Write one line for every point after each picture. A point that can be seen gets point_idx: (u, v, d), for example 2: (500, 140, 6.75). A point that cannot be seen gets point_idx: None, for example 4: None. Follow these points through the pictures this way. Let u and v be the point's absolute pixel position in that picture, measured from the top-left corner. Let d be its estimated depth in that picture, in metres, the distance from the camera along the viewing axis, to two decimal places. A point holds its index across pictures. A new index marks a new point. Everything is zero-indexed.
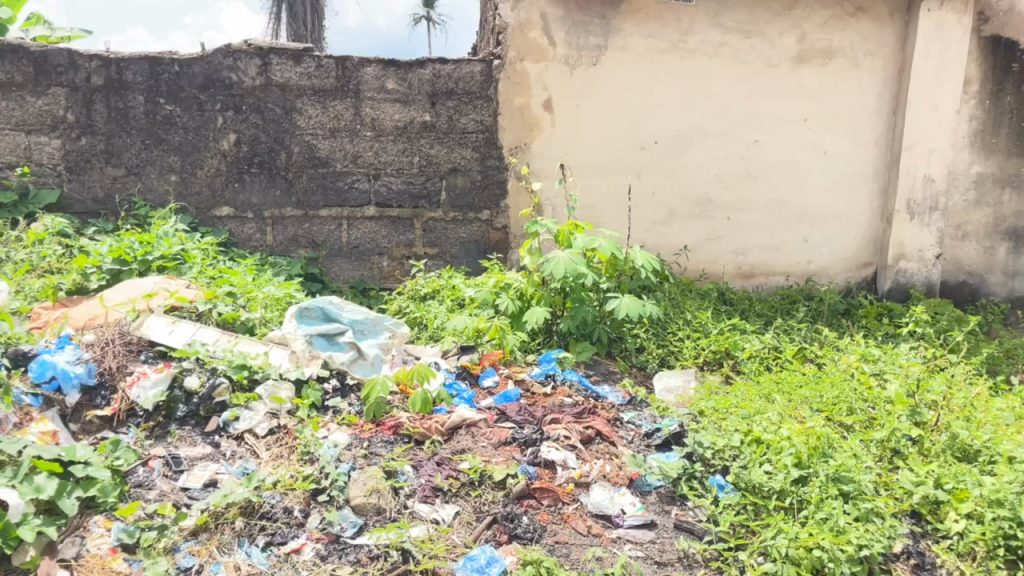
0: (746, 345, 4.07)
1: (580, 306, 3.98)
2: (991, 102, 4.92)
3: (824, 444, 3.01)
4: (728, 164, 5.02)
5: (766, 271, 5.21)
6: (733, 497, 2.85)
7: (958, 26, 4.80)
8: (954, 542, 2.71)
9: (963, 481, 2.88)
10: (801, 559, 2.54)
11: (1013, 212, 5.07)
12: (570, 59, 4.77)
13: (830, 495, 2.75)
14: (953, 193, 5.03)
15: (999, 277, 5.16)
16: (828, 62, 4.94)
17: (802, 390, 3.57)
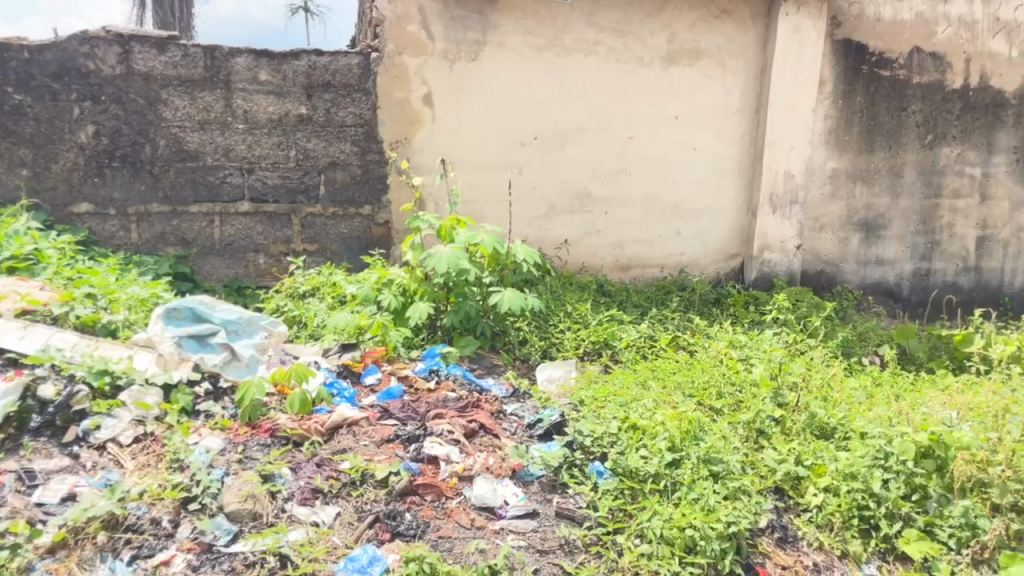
0: (623, 335, 4.20)
1: (463, 301, 4.00)
2: (843, 102, 5.27)
3: (695, 427, 3.17)
4: (605, 160, 5.16)
5: (642, 263, 5.38)
6: (612, 482, 2.94)
7: (813, 30, 5.10)
8: (813, 515, 2.92)
9: (820, 457, 3.09)
10: (675, 538, 2.67)
11: (864, 205, 5.45)
12: (449, 54, 4.76)
13: (702, 476, 2.90)
14: (811, 187, 5.35)
15: (853, 265, 5.53)
16: (696, 62, 5.15)
17: (675, 376, 3.73)
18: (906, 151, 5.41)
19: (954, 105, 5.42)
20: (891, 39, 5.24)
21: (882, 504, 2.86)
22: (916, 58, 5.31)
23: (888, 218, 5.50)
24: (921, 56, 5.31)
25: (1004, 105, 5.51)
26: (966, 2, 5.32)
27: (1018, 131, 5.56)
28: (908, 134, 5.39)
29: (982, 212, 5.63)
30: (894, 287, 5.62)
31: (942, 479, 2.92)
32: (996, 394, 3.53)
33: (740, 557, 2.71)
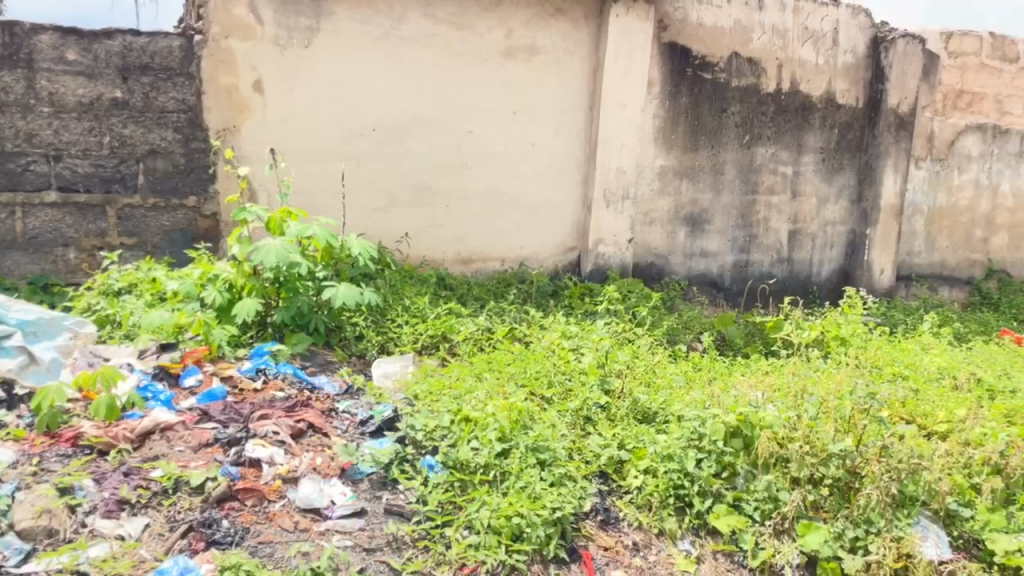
0: (461, 328, 4.21)
1: (295, 296, 3.85)
2: (669, 102, 5.55)
3: (525, 417, 3.24)
4: (444, 153, 5.14)
5: (483, 257, 5.40)
6: (442, 475, 2.92)
7: (641, 32, 5.33)
8: (633, 496, 3.10)
9: (641, 440, 3.28)
10: (502, 528, 2.71)
11: (690, 201, 5.77)
12: (280, 39, 4.60)
13: (529, 464, 2.97)
14: (642, 183, 5.60)
15: (680, 258, 5.84)
16: (532, 59, 5.24)
17: (509, 368, 3.80)
18: (726, 150, 5.78)
19: (768, 107, 5.84)
20: (712, 44, 5.57)
21: (695, 483, 3.08)
22: (735, 63, 5.67)
23: (711, 213, 5.85)
24: (739, 61, 5.67)
25: (812, 109, 5.99)
26: (778, 12, 5.73)
27: (823, 133, 6.07)
28: (728, 134, 5.75)
29: (793, 208, 6.10)
30: (717, 278, 5.98)
31: (749, 456, 3.15)
32: (795, 376, 3.82)
33: (565, 541, 2.83)
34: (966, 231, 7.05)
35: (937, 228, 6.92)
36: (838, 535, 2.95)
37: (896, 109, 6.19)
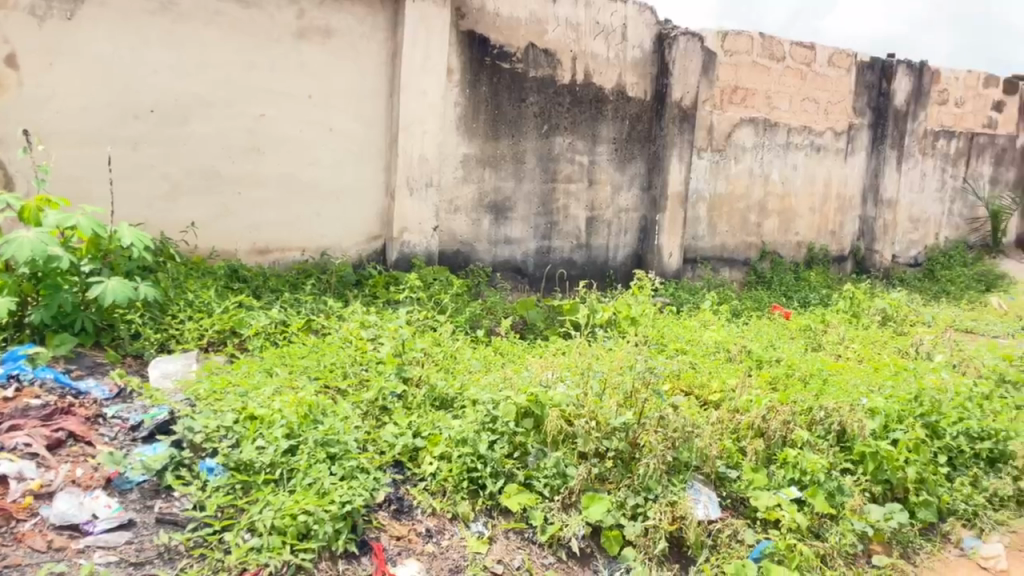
0: (252, 322, 4.02)
1: (56, 292, 3.49)
2: (469, 90, 5.61)
3: (315, 411, 3.14)
4: (234, 137, 4.86)
5: (281, 247, 5.16)
6: (222, 478, 2.76)
7: (439, 19, 5.34)
8: (428, 483, 3.13)
9: (436, 427, 3.31)
10: (287, 527, 2.60)
11: (493, 188, 5.86)
12: (37, 10, 4.18)
13: (318, 460, 2.87)
14: (445, 171, 5.61)
15: (485, 245, 5.92)
16: (327, 41, 5.08)
17: (302, 360, 3.67)
18: (526, 139, 5.93)
19: (564, 98, 6.06)
20: (509, 34, 5.68)
21: (488, 465, 3.16)
22: (531, 54, 5.83)
23: (513, 201, 5.98)
24: (535, 52, 5.83)
25: (604, 101, 6.30)
26: (571, 6, 5.94)
27: (615, 124, 6.41)
28: (527, 123, 5.91)
29: (590, 196, 6.39)
30: (521, 264, 6.13)
31: (539, 435, 3.33)
32: (581, 357, 4.34)
33: (356, 535, 2.78)
34: (743, 217, 7.73)
35: (719, 214, 7.53)
36: (620, 504, 3.24)
37: (680, 103, 6.66)
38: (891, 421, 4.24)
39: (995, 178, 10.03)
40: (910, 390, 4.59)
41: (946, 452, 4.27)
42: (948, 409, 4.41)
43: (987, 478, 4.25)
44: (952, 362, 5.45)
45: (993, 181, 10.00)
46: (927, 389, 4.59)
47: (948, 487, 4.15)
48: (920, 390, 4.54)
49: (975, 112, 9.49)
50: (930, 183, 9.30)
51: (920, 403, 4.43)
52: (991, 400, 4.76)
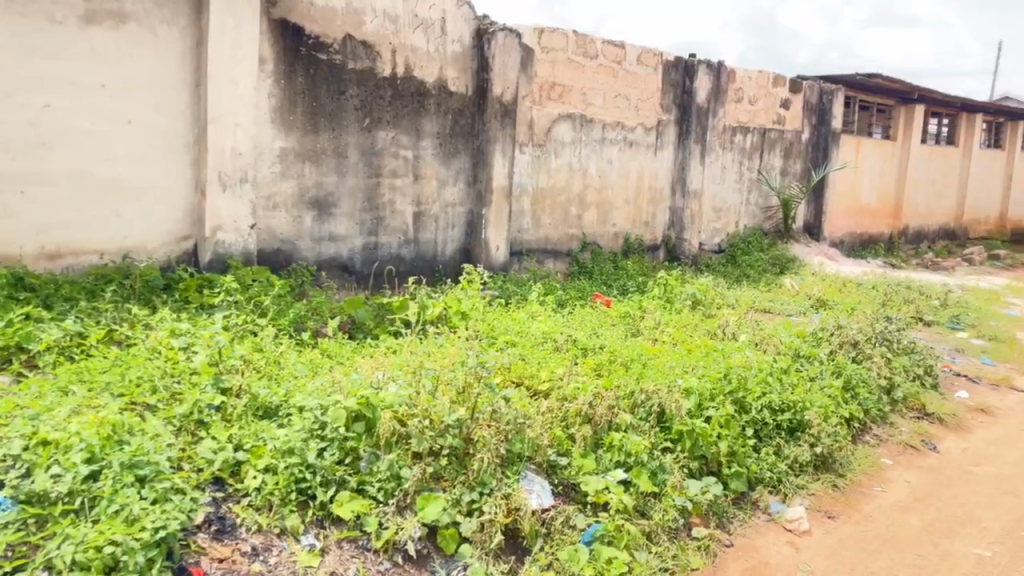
0: (42, 336, 3.64)
1: None
2: (284, 82, 5.38)
3: (119, 431, 2.86)
4: (12, 130, 4.37)
5: (75, 250, 4.68)
6: (12, 514, 2.49)
7: (248, 6, 5.06)
8: (252, 498, 2.96)
9: (259, 438, 3.15)
10: (91, 561, 2.35)
11: (314, 183, 5.65)
12: None
13: (125, 484, 2.61)
14: (261, 166, 5.34)
15: (308, 243, 5.69)
16: (120, 26, 4.68)
17: (103, 376, 3.36)
18: (347, 132, 5.77)
19: (385, 92, 5.96)
20: (325, 24, 5.50)
21: (317, 474, 3.08)
22: (349, 46, 5.67)
23: (336, 196, 5.80)
24: (353, 43, 5.68)
25: (426, 94, 6.25)
26: None
27: (438, 118, 6.39)
28: (347, 117, 5.75)
29: (415, 190, 6.33)
30: (347, 261, 5.96)
31: (370, 438, 3.25)
32: (412, 355, 4.31)
33: (172, 562, 2.58)
34: (564, 209, 7.97)
35: (542, 207, 7.72)
36: (456, 501, 3.23)
37: (501, 98, 6.75)
38: (704, 399, 4.57)
39: (785, 169, 11.01)
40: (720, 368, 4.97)
41: (753, 425, 4.64)
42: (753, 384, 4.82)
43: (788, 447, 4.68)
44: (754, 341, 5.92)
45: (783, 172, 10.98)
46: (734, 367, 5.00)
47: (756, 457, 4.50)
48: (728, 369, 4.93)
49: (766, 109, 10.36)
50: (730, 174, 10.05)
51: (729, 380, 4.80)
52: (788, 374, 5.22)
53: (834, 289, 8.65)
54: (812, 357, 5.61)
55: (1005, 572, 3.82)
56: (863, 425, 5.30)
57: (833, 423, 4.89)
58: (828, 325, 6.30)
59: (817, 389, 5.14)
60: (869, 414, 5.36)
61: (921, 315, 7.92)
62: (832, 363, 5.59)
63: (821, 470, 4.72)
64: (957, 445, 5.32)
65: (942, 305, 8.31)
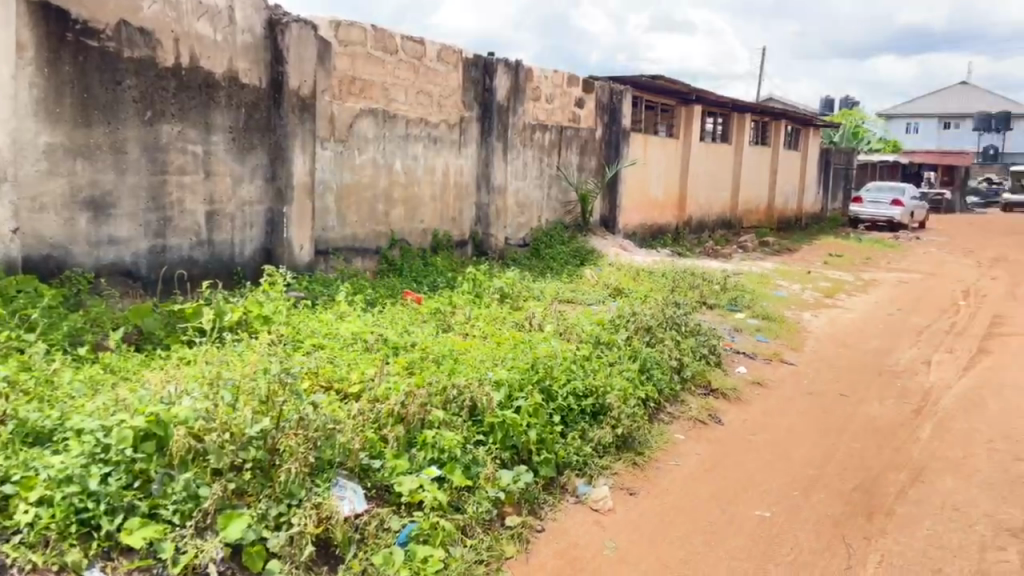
0: None
1: None
2: (49, 70, 4.85)
3: None
4: None
5: None
6: None
7: None
8: (24, 535, 2.77)
9: (31, 467, 2.93)
10: None
11: (88, 182, 5.14)
12: None
13: None
14: (23, 164, 4.79)
15: (84, 247, 5.16)
16: None
17: None
18: (125, 126, 5.31)
19: (168, 83, 5.54)
20: (95, 8, 5.02)
21: (100, 502, 2.90)
22: (124, 32, 5.22)
23: (115, 196, 5.31)
24: (129, 30, 5.23)
25: (215, 86, 5.90)
26: None
27: (230, 112, 6.04)
28: (125, 109, 5.29)
29: (207, 188, 5.95)
30: (132, 266, 5.48)
31: (162, 458, 3.11)
32: (208, 364, 4.06)
33: None
34: (369, 206, 7.82)
35: (346, 204, 7.53)
36: (262, 517, 3.15)
37: (297, 91, 6.52)
38: (514, 390, 4.71)
39: (582, 166, 11.53)
40: (527, 359, 5.14)
41: (560, 411, 4.85)
42: (557, 372, 5.05)
43: (593, 430, 4.92)
44: (559, 331, 6.16)
45: (580, 168, 11.49)
46: (540, 357, 5.19)
47: (564, 442, 4.69)
48: (535, 359, 5.11)
49: (562, 107, 10.78)
50: (531, 170, 10.37)
51: (536, 370, 4.98)
52: (590, 361, 5.50)
53: (629, 278, 9.19)
54: (611, 343, 5.94)
55: (781, 528, 4.26)
56: (659, 405, 5.67)
57: (632, 405, 5.21)
58: (624, 312, 6.70)
59: (617, 373, 5.46)
60: (664, 394, 5.76)
61: (705, 299, 8.63)
62: (629, 348, 5.95)
63: (622, 449, 5.00)
64: (739, 417, 5.85)
65: (723, 289, 9.10)
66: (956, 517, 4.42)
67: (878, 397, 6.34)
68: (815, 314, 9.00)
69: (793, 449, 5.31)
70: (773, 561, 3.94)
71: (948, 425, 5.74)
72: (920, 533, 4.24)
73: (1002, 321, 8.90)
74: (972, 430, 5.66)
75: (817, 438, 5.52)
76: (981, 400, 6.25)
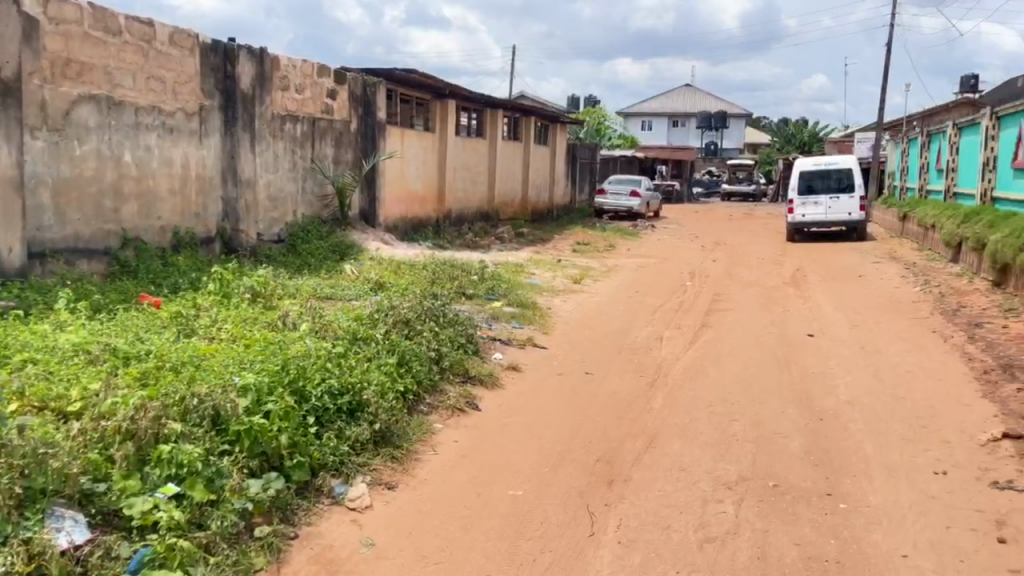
0: None
1: None
2: None
3: None
4: None
5: None
6: None
7: None
8: None
9: None
10: None
11: None
12: None
13: None
14: None
15: None
16: None
17: None
18: None
19: None
20: None
21: None
22: None
23: None
24: None
25: None
26: None
27: None
28: None
29: None
30: None
31: None
32: None
33: None
34: (95, 202, 7.08)
35: (66, 201, 6.77)
36: None
37: None
38: (263, 394, 4.48)
39: (337, 159, 11.27)
40: (278, 361, 4.92)
41: (314, 412, 4.70)
42: (312, 372, 4.88)
43: (349, 428, 4.81)
44: (314, 328, 5.97)
45: (336, 161, 11.23)
46: (292, 357, 5.00)
47: (318, 444, 4.53)
48: (287, 360, 4.91)
49: (313, 98, 10.47)
50: (282, 163, 9.96)
51: (287, 371, 4.79)
52: (346, 358, 5.38)
53: (389, 272, 9.16)
54: (368, 339, 5.87)
55: (532, 505, 4.46)
56: (418, 397, 5.68)
57: (389, 399, 5.16)
58: (382, 307, 6.65)
59: (375, 369, 5.39)
60: (422, 385, 5.78)
61: (463, 290, 8.83)
62: (387, 343, 5.91)
63: (381, 444, 4.93)
64: (495, 402, 6.05)
65: (480, 280, 9.36)
66: (682, 476, 4.90)
67: (619, 373, 6.87)
68: (565, 300, 9.56)
69: (544, 428, 5.59)
70: (523, 537, 4.12)
71: (677, 394, 6.35)
72: (652, 495, 4.65)
73: (721, 298, 10.03)
74: (696, 397, 6.31)
75: (565, 415, 5.85)
76: (704, 370, 6.99)
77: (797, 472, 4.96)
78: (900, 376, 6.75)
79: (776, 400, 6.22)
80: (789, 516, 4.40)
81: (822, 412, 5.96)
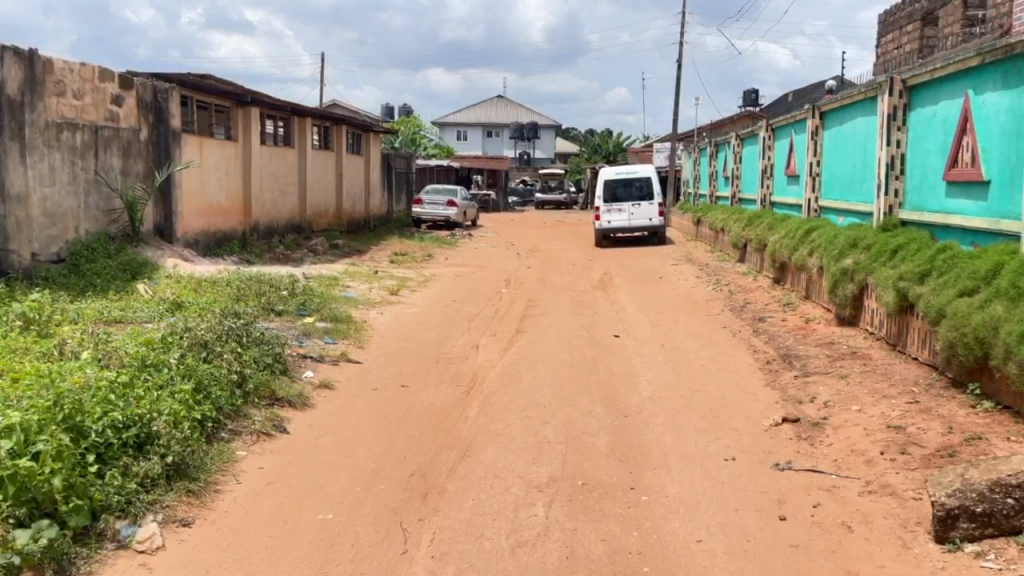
0: None
1: None
2: None
3: None
4: None
5: None
6: None
7: None
8: None
9: None
10: None
11: None
12: None
13: None
14: None
15: None
16: None
17: None
18: None
19: None
20: None
21: None
22: None
23: None
24: None
25: None
26: None
27: None
28: None
29: None
30: None
31: None
32: None
33: None
34: None
35: None
36: None
37: None
38: (31, 434, 4.03)
39: (126, 169, 10.42)
40: (50, 396, 4.47)
41: (95, 449, 4.29)
42: (91, 407, 4.47)
43: (137, 464, 4.42)
44: (96, 356, 5.47)
45: (125, 172, 10.37)
46: (67, 391, 4.56)
47: (99, 484, 4.13)
48: (60, 395, 4.45)
49: (95, 104, 9.63)
50: (60, 175, 9.08)
51: (61, 407, 4.33)
52: (132, 387, 4.97)
53: (188, 290, 8.60)
54: (160, 364, 5.45)
55: (342, 528, 4.32)
56: (219, 423, 5.33)
57: (184, 429, 4.80)
58: (176, 330, 6.22)
59: (166, 397, 5.01)
60: (223, 411, 5.43)
61: (272, 306, 8.45)
62: (182, 367, 5.51)
63: (175, 479, 4.57)
64: (305, 422, 5.82)
65: (290, 294, 9.01)
66: (496, 483, 4.95)
67: (435, 384, 6.84)
68: (381, 312, 9.43)
69: (357, 446, 5.45)
70: (332, 563, 3.96)
71: (491, 401, 6.43)
72: (466, 504, 4.65)
73: (534, 304, 10.32)
74: (509, 402, 6.42)
75: (379, 431, 5.74)
76: (517, 375, 7.14)
77: (603, 469, 5.16)
78: (695, 370, 7.25)
79: (585, 400, 6.47)
80: (595, 513, 4.56)
81: (627, 409, 6.26)
